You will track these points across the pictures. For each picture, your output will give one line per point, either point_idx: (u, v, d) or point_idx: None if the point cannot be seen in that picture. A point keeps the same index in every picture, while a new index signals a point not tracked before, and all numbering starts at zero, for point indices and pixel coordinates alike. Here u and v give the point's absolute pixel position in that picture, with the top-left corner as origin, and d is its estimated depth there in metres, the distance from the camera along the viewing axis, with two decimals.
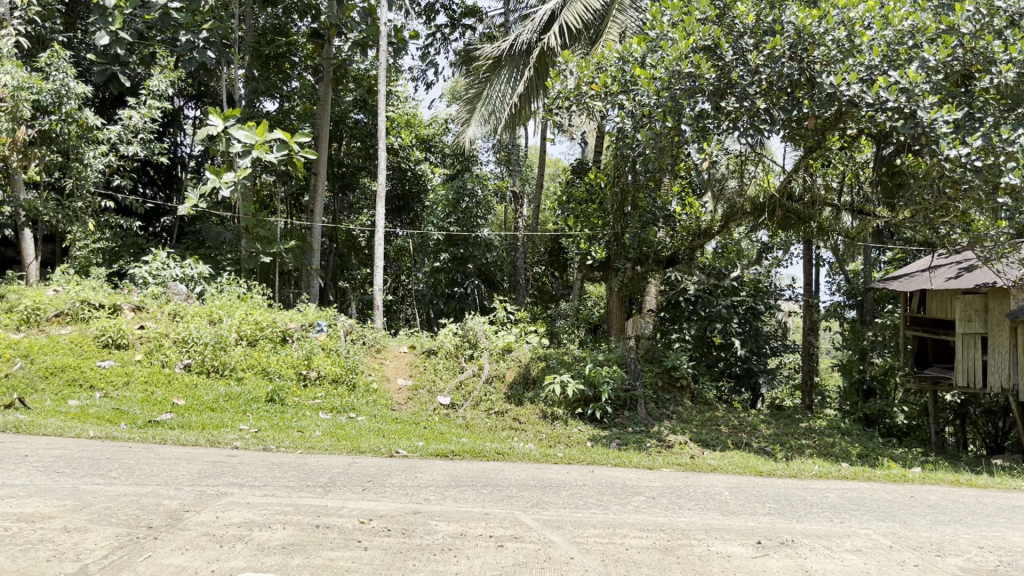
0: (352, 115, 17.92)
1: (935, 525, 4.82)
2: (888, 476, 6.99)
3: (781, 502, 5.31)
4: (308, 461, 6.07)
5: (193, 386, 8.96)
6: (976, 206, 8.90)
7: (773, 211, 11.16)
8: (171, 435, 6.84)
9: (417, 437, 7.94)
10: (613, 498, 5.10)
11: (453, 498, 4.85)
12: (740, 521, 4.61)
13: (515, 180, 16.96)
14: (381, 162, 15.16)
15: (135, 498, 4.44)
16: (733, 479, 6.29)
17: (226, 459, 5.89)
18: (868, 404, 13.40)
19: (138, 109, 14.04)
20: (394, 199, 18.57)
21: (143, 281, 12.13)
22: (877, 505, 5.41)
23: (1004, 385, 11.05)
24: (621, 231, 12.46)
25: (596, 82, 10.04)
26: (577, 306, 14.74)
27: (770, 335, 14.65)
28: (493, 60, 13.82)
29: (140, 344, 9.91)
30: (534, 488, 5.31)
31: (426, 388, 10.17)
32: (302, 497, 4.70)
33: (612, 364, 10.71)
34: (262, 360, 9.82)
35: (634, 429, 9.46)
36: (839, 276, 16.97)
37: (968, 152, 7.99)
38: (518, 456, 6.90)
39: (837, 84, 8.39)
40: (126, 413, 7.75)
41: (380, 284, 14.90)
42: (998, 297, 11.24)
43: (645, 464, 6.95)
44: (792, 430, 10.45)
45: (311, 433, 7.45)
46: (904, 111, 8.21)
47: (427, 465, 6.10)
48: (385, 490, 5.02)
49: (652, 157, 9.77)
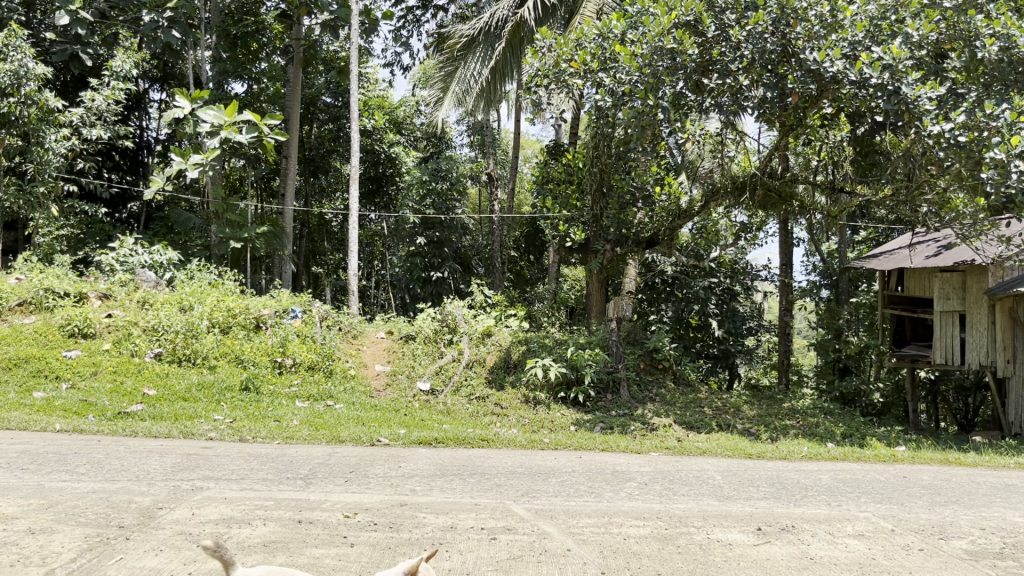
0: (323, 97, 17.55)
1: (933, 507, 4.72)
2: (877, 455, 6.91)
3: (776, 485, 5.18)
4: (286, 451, 5.85)
5: (164, 375, 8.68)
6: (957, 185, 8.87)
7: (754, 190, 11.00)
8: (142, 426, 6.59)
9: (398, 424, 7.76)
10: (605, 485, 4.95)
11: (440, 488, 4.67)
12: (737, 507, 4.48)
13: (490, 162, 16.69)
14: (353, 144, 14.76)
15: (105, 495, 4.20)
16: (724, 462, 6.17)
17: (201, 451, 5.65)
18: (846, 383, 13.56)
19: (100, 90, 13.63)
20: (366, 181, 18.19)
21: (110, 268, 11.76)
22: (871, 486, 5.31)
23: (983, 363, 11.09)
24: (599, 212, 12.28)
25: (575, 59, 9.73)
26: (554, 289, 14.59)
27: (746, 316, 14.62)
28: (467, 39, 13.57)
29: (108, 333, 9.60)
30: (523, 476, 5.13)
31: (405, 373, 9.99)
32: (283, 490, 4.49)
33: (594, 347, 10.54)
34: (235, 348, 9.52)
35: (618, 412, 9.36)
36: (813, 256, 16.98)
37: (953, 127, 7.93)
38: (503, 442, 6.72)
39: (820, 60, 8.23)
40: (94, 404, 7.47)
41: (355, 269, 14.60)
42: (976, 274, 11.21)
43: (633, 448, 6.81)
44: (775, 410, 10.44)
45: (288, 423, 7.21)
46: (887, 88, 8.09)
47: (410, 454, 5.91)
48: (369, 481, 4.81)
49: (632, 136, 9.56)
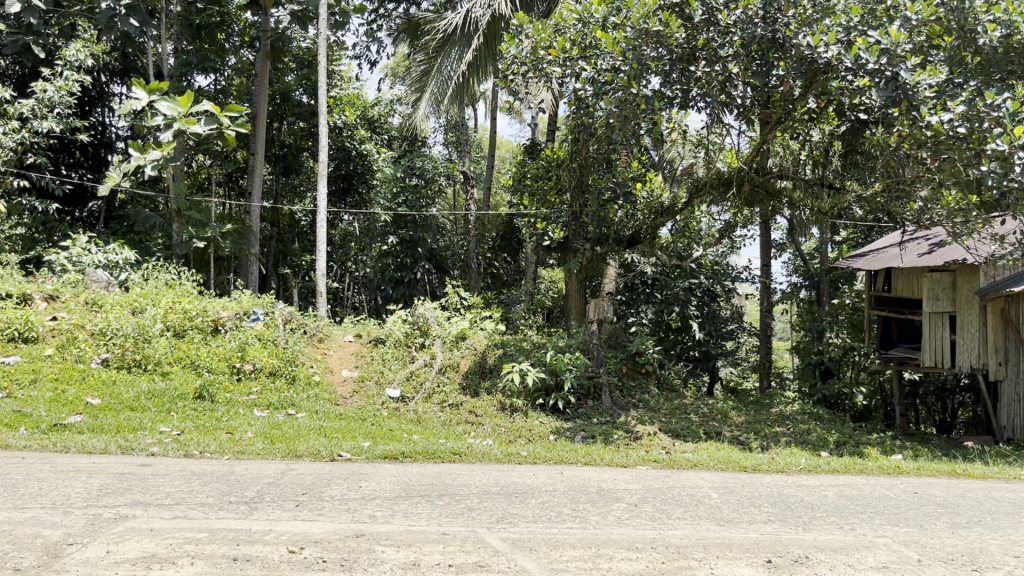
0: (294, 94, 16.90)
1: (957, 530, 4.24)
2: (881, 467, 6.39)
3: (779, 505, 4.66)
4: (235, 469, 5.24)
5: (112, 382, 8.01)
6: (953, 180, 8.39)
7: (741, 184, 10.56)
8: (77, 440, 5.95)
9: (363, 436, 7.15)
10: (591, 507, 4.40)
11: (404, 513, 4.10)
12: (741, 533, 3.96)
13: (465, 161, 16.07)
14: (322, 140, 14.11)
15: (8, 528, 3.59)
16: (718, 477, 5.63)
17: (138, 469, 5.03)
18: (827, 386, 13.11)
19: (53, 81, 13.04)
20: (338, 179, 17.54)
21: (62, 268, 11.03)
22: (883, 505, 4.79)
23: (975, 365, 10.68)
24: (577, 209, 11.74)
25: (554, 46, 9.17)
26: (531, 292, 14.15)
27: (727, 319, 14.16)
28: (442, 33, 12.98)
29: (51, 336, 8.96)
30: (498, 497, 4.56)
31: (373, 380, 9.41)
32: (222, 518, 3.89)
33: (573, 350, 10.02)
34: (190, 353, 8.89)
35: (599, 420, 8.85)
36: (791, 257, 16.46)
37: (952, 118, 7.50)
38: (477, 456, 6.13)
39: (815, 45, 7.72)
40: (28, 415, 6.81)
41: (322, 267, 13.82)
42: (966, 275, 10.74)
43: (618, 462, 6.22)
44: (763, 416, 9.95)
45: (241, 435, 6.59)
46: (885, 74, 7.48)
47: (373, 471, 5.33)
48: (323, 505, 4.23)
49: (617, 127, 8.96)
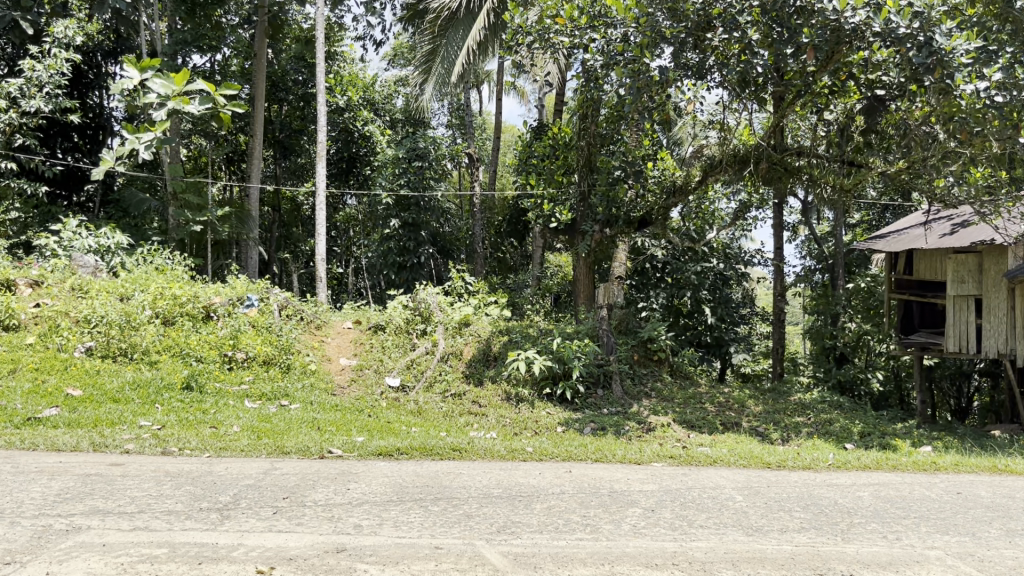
0: (293, 75, 16.30)
1: (1014, 538, 3.78)
2: (916, 463, 5.87)
3: (812, 510, 4.18)
4: (213, 468, 4.79)
5: (96, 373, 7.60)
6: (985, 155, 7.82)
7: (758, 161, 9.92)
8: (49, 436, 5.52)
9: (359, 429, 6.72)
10: (602, 513, 3.94)
11: (395, 523, 3.66)
12: (773, 545, 3.50)
13: (471, 143, 15.48)
14: (322, 121, 13.51)
15: None
16: (740, 475, 5.16)
17: (106, 470, 4.58)
18: (844, 370, 12.70)
19: (42, 59, 12.52)
20: (340, 161, 17.11)
21: (51, 253, 10.58)
22: (925, 508, 4.33)
23: (1002, 350, 10.03)
24: (587, 189, 11.19)
25: (561, 15, 8.65)
26: (539, 275, 13.74)
27: (740, 303, 13.65)
28: (447, 14, 12.41)
29: (34, 324, 8.56)
30: (500, 502, 4.12)
31: (372, 368, 8.99)
32: (186, 530, 3.44)
33: (582, 337, 9.58)
34: (179, 341, 8.47)
35: (610, 410, 8.40)
36: (806, 239, 15.89)
37: (988, 86, 6.76)
38: (478, 453, 5.66)
39: (841, 10, 6.91)
40: (2, 407, 6.39)
41: (321, 254, 13.33)
42: (993, 256, 10.13)
43: (631, 458, 5.73)
44: (782, 405, 9.46)
45: (227, 430, 6.15)
46: (917, 39, 6.66)
47: (366, 470, 4.88)
48: (303, 513, 3.78)
49: (629, 101, 8.40)
